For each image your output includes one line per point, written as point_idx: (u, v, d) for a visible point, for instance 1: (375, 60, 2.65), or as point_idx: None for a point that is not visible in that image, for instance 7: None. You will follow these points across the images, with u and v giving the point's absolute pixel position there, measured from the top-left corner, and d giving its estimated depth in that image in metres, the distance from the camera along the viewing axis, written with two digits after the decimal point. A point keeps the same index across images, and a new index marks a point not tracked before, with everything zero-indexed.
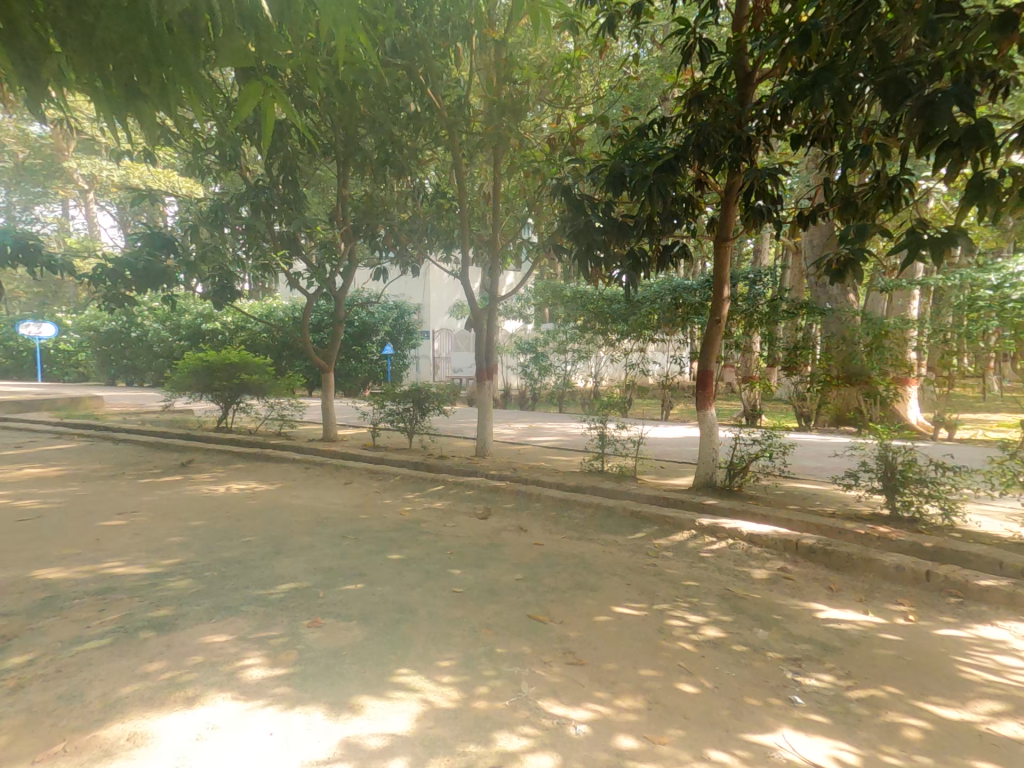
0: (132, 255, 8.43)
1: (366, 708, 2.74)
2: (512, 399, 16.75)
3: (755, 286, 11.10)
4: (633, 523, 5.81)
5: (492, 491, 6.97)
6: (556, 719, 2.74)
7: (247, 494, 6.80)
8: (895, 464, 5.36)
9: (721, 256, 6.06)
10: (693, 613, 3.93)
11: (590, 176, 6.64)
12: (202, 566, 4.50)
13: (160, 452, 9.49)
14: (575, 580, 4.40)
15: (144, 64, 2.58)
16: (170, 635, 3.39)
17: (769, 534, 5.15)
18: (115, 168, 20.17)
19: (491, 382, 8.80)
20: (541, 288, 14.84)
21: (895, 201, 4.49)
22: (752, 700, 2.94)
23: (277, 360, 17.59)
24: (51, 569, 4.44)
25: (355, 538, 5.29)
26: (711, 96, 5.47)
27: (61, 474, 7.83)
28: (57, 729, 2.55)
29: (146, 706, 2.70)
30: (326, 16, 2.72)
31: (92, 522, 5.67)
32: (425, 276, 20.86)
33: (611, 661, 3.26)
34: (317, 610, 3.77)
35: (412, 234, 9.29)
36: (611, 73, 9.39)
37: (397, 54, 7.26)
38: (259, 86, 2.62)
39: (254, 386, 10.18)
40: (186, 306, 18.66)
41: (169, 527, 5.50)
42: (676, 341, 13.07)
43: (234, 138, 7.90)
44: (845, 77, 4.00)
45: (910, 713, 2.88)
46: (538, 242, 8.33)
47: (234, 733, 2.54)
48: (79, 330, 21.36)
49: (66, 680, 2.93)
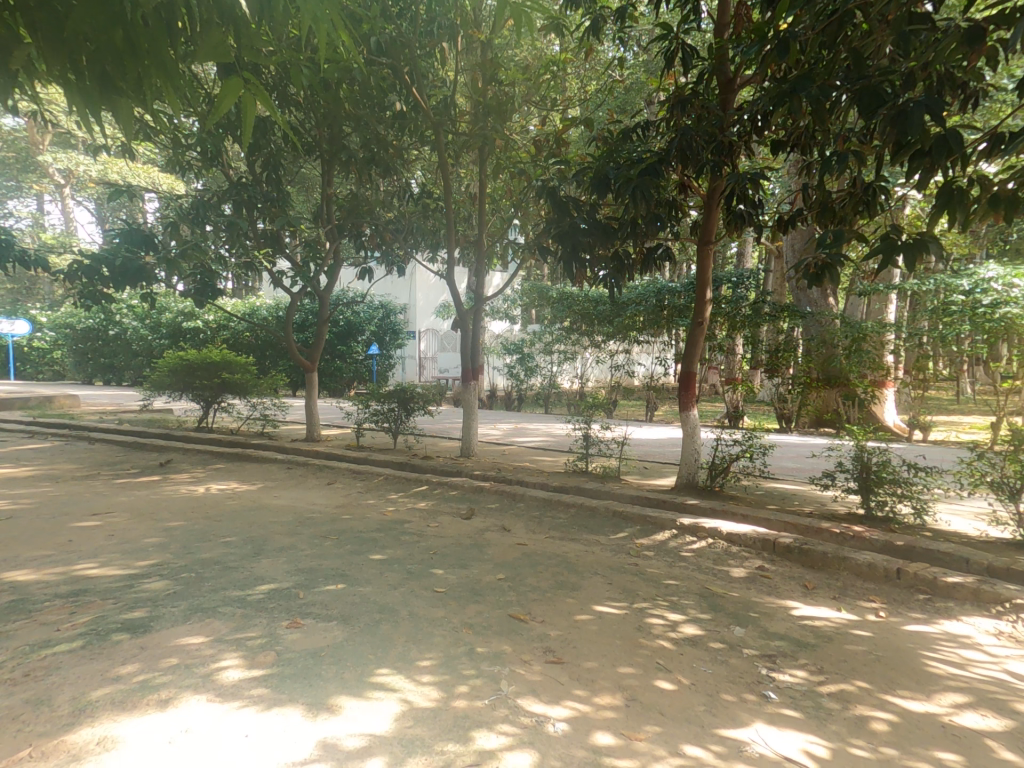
0: (110, 252, 8.22)
1: (345, 709, 2.73)
2: (498, 400, 16.58)
3: (738, 288, 11.07)
4: (616, 523, 5.85)
5: (476, 493, 6.96)
6: (535, 717, 2.75)
7: (227, 495, 6.73)
8: (869, 464, 5.46)
9: (705, 260, 6.12)
10: (672, 612, 3.97)
11: (576, 179, 6.65)
12: (178, 568, 4.45)
13: (137, 452, 9.33)
14: (556, 579, 4.43)
15: (120, 57, 2.53)
16: (144, 637, 3.35)
17: (748, 533, 5.23)
18: (92, 163, 19.63)
19: (476, 382, 8.76)
20: (528, 290, 14.96)
21: (871, 208, 4.56)
22: (728, 696, 2.99)
23: (259, 360, 17.48)
24: (21, 571, 4.35)
25: (337, 539, 5.26)
26: (694, 101, 5.49)
27: (34, 474, 7.66)
28: (24, 734, 2.50)
29: (118, 710, 2.67)
30: (308, 15, 2.67)
31: (65, 523, 5.57)
32: (412, 277, 20.90)
33: (590, 659, 3.29)
34: (297, 611, 3.75)
35: (398, 233, 9.22)
36: (597, 75, 9.50)
37: (382, 52, 7.20)
38: (238, 83, 2.56)
39: (235, 384, 10.07)
40: (166, 304, 18.40)
41: (145, 528, 5.43)
42: (659, 343, 13.22)
43: (215, 134, 7.83)
44: (822, 85, 4.06)
45: (878, 707, 2.94)
46: (525, 244, 8.39)
47: (208, 736, 2.51)
48: (55, 328, 21.04)
49: (34, 685, 2.87)
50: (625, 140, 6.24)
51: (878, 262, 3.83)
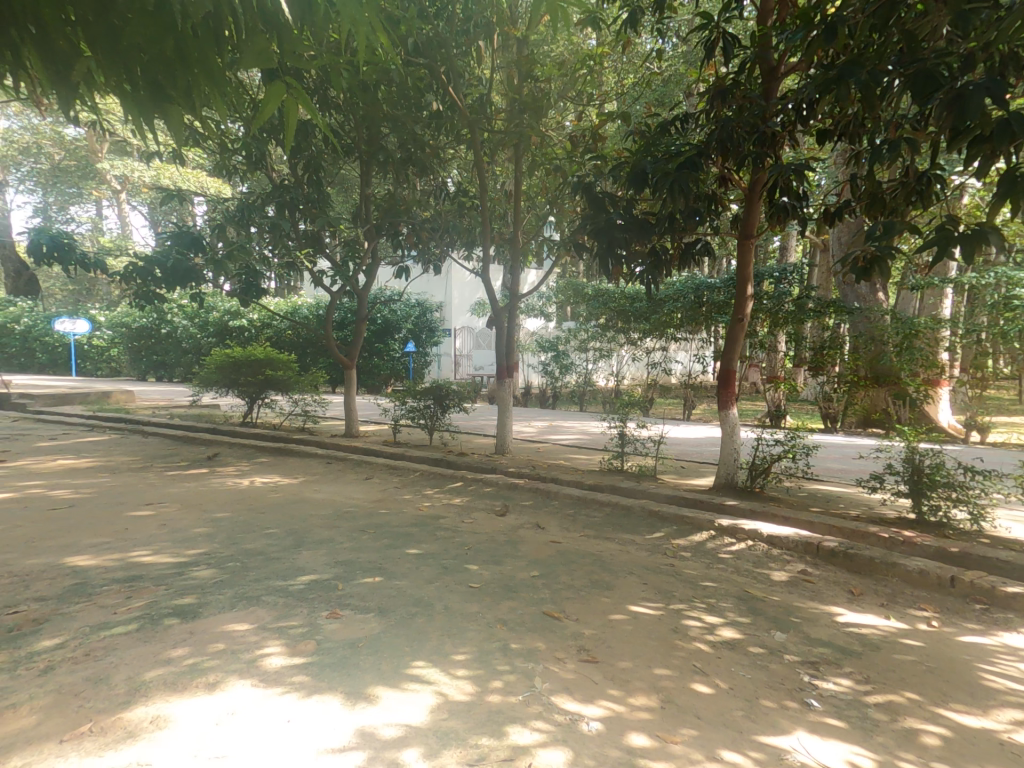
0: (163, 254, 8.60)
1: (382, 699, 2.79)
2: (533, 397, 16.60)
3: (781, 284, 10.77)
4: (651, 523, 5.77)
5: (509, 490, 6.98)
6: (569, 715, 2.75)
7: (269, 488, 6.95)
8: (922, 466, 5.22)
9: (746, 254, 5.96)
10: (710, 614, 3.90)
11: (612, 174, 6.53)
12: (223, 557, 4.63)
13: (187, 445, 9.75)
14: (590, 578, 4.40)
15: (171, 66, 2.65)
16: (193, 622, 3.51)
17: (790, 536, 5.08)
18: (146, 169, 20.48)
19: (511, 380, 8.77)
20: (563, 287, 14.87)
21: (925, 198, 4.35)
22: (767, 702, 2.92)
23: (301, 358, 18.01)
24: (83, 556, 4.62)
25: (373, 533, 5.37)
26: (735, 92, 5.34)
27: (94, 465, 8.11)
28: (85, 709, 2.66)
29: (169, 690, 2.80)
30: (348, 19, 2.72)
31: (121, 512, 5.88)
32: (447, 275, 21.06)
33: (624, 659, 3.26)
34: (335, 602, 3.85)
35: (433, 232, 9.27)
36: (635, 68, 9.35)
37: (419, 53, 7.30)
38: (281, 87, 2.63)
39: (278, 381, 10.39)
40: (213, 304, 19.14)
41: (193, 518, 5.67)
42: (698, 340, 12.94)
43: (260, 138, 8.09)
44: (872, 71, 3.89)
45: (929, 720, 2.82)
46: (560, 241, 8.35)
47: (253, 719, 2.61)
48: (114, 327, 22.22)
49: (94, 663, 3.05)
50: (663, 134, 6.12)
51: (932, 255, 3.64)
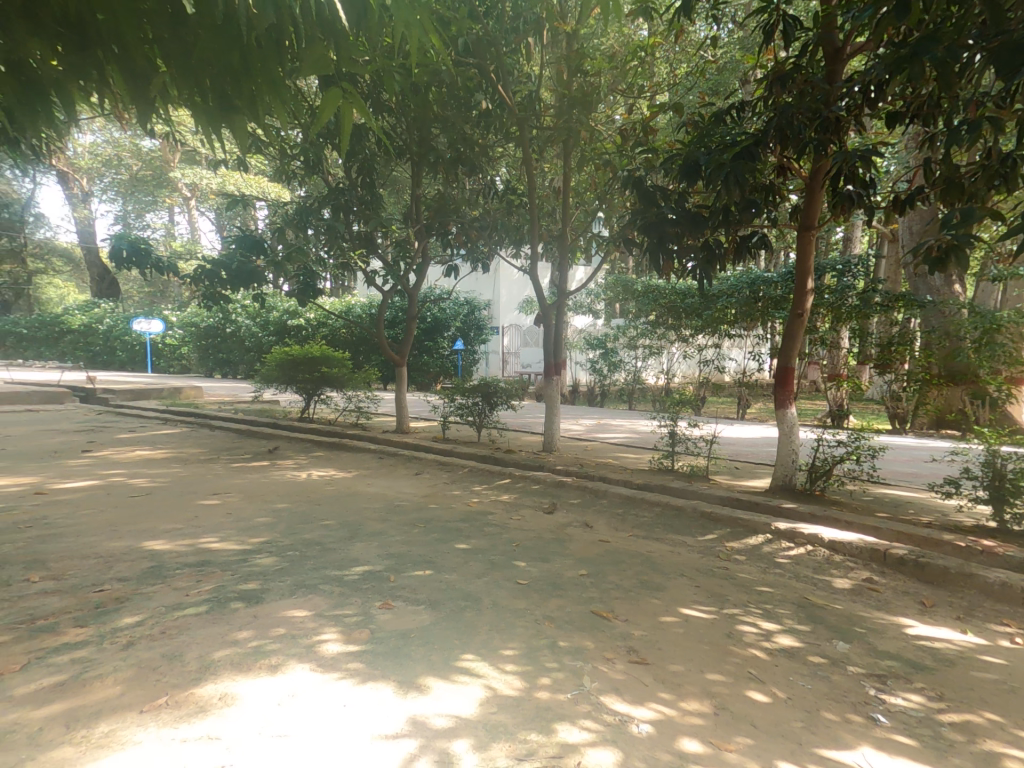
0: (228, 257, 9.08)
1: (432, 689, 2.85)
2: (581, 395, 16.49)
3: (844, 277, 10.21)
4: (703, 525, 5.62)
5: (557, 488, 6.96)
6: (618, 716, 2.72)
7: (325, 481, 7.22)
8: (1004, 471, 4.84)
9: (806, 247, 5.70)
10: (766, 620, 3.76)
11: (663, 167, 6.37)
12: (283, 546, 4.84)
13: (250, 439, 10.26)
14: (640, 578, 4.34)
15: (236, 76, 2.80)
16: (256, 606, 3.69)
17: (854, 542, 4.83)
18: (213, 176, 21.58)
19: (559, 377, 8.74)
20: (612, 284, 14.67)
21: (1009, 182, 4.02)
22: (829, 715, 2.79)
23: (355, 356, 18.58)
24: (159, 541, 4.95)
25: (423, 527, 5.48)
26: (796, 76, 5.09)
27: (167, 456, 8.67)
28: (162, 683, 2.84)
29: (236, 670, 2.96)
30: (402, 22, 2.78)
31: (192, 501, 6.25)
32: (495, 272, 21.17)
33: (676, 662, 3.20)
34: (387, 593, 3.95)
35: (482, 230, 9.32)
36: (689, 57, 9.09)
37: (469, 53, 7.36)
38: (338, 92, 2.73)
39: (332, 378, 10.77)
40: (274, 304, 20.02)
41: (256, 508, 5.96)
42: (753, 337, 12.49)
43: (317, 144, 8.38)
44: (950, 46, 3.63)
45: (1011, 744, 2.62)
46: (609, 237, 8.24)
47: (311, 702, 2.73)
48: (184, 327, 23.63)
49: (169, 641, 3.25)
50: (718, 124, 5.92)
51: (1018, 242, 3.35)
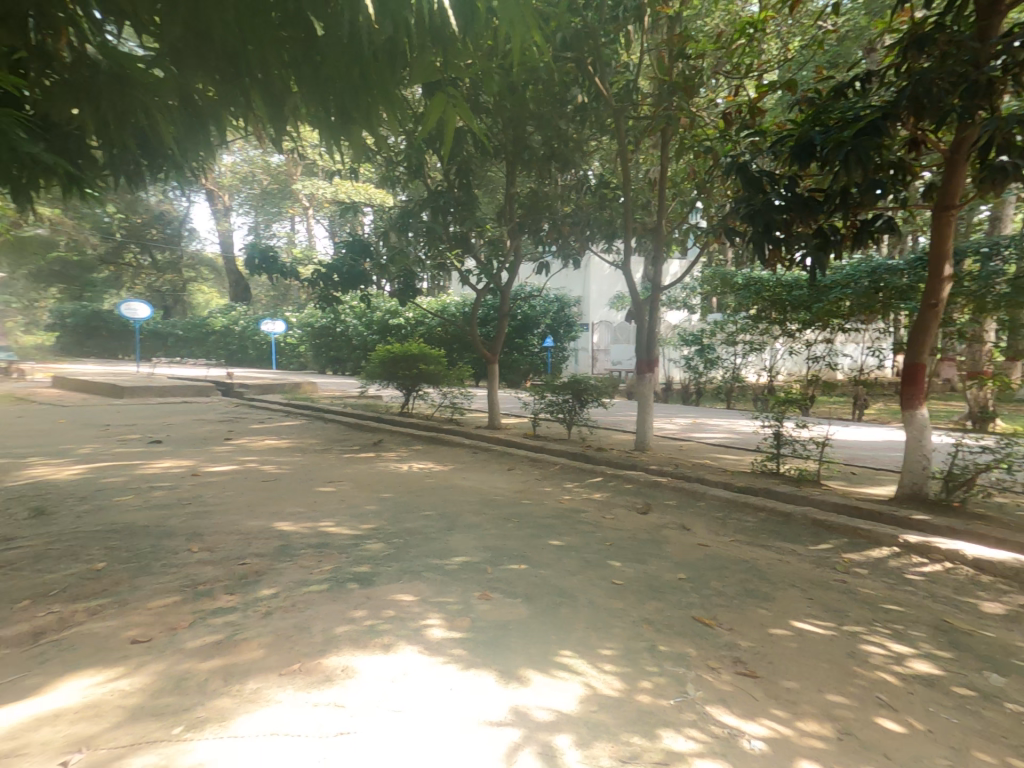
0: (339, 261, 9.76)
1: (533, 682, 2.88)
2: (675, 393, 15.92)
3: (991, 262, 8.87)
4: (816, 533, 5.21)
5: (653, 488, 6.77)
6: (727, 728, 2.59)
7: (425, 474, 7.54)
8: None
9: (943, 229, 5.09)
10: (895, 642, 3.41)
11: (771, 149, 5.87)
12: (390, 533, 5.12)
13: (356, 431, 10.97)
14: (746, 587, 4.10)
15: (356, 91, 3.16)
16: (368, 588, 3.93)
17: (1006, 562, 4.27)
18: (325, 187, 23.24)
19: (651, 375, 8.39)
20: (710, 276, 13.98)
21: None
22: (977, 754, 2.47)
23: (449, 353, 19.24)
24: (284, 522, 5.43)
25: (518, 522, 5.55)
26: (937, 37, 4.55)
27: (287, 445, 9.49)
28: (291, 651, 3.11)
29: (353, 646, 3.17)
30: (506, 23, 2.91)
31: (310, 487, 6.79)
32: (586, 269, 20.95)
33: (790, 679, 2.99)
34: (486, 584, 4.05)
35: (575, 226, 9.26)
36: (802, 29, 8.44)
37: (567, 48, 7.34)
38: (443, 99, 2.97)
39: (429, 374, 11.23)
40: (376, 305, 21.22)
41: (365, 496, 6.35)
42: (873, 331, 11.40)
43: (419, 150, 8.76)
44: None
45: None
46: (709, 227, 7.88)
47: (420, 682, 2.86)
48: (298, 327, 25.72)
49: (296, 613, 3.56)
50: (837, 98, 5.44)
51: None
